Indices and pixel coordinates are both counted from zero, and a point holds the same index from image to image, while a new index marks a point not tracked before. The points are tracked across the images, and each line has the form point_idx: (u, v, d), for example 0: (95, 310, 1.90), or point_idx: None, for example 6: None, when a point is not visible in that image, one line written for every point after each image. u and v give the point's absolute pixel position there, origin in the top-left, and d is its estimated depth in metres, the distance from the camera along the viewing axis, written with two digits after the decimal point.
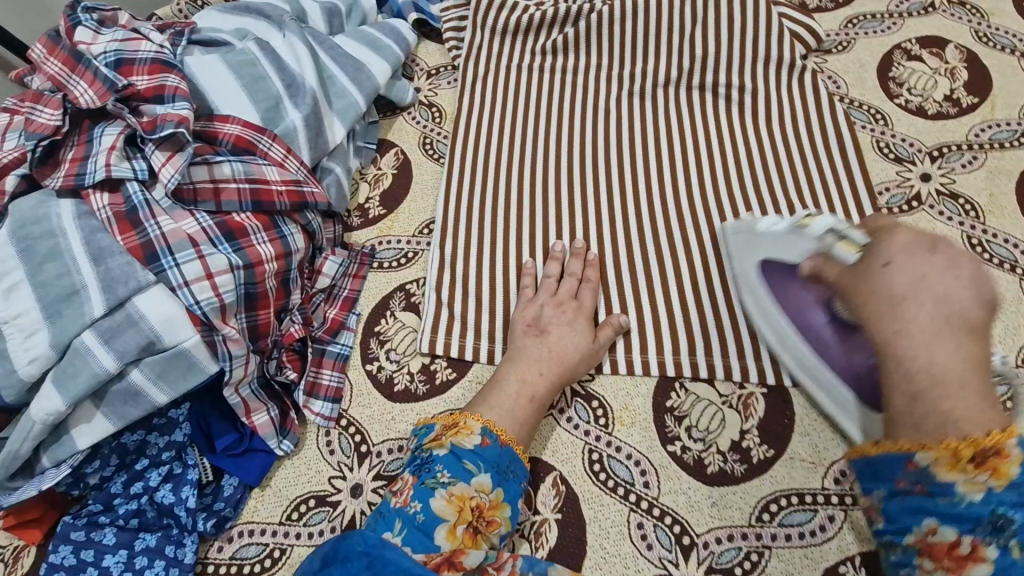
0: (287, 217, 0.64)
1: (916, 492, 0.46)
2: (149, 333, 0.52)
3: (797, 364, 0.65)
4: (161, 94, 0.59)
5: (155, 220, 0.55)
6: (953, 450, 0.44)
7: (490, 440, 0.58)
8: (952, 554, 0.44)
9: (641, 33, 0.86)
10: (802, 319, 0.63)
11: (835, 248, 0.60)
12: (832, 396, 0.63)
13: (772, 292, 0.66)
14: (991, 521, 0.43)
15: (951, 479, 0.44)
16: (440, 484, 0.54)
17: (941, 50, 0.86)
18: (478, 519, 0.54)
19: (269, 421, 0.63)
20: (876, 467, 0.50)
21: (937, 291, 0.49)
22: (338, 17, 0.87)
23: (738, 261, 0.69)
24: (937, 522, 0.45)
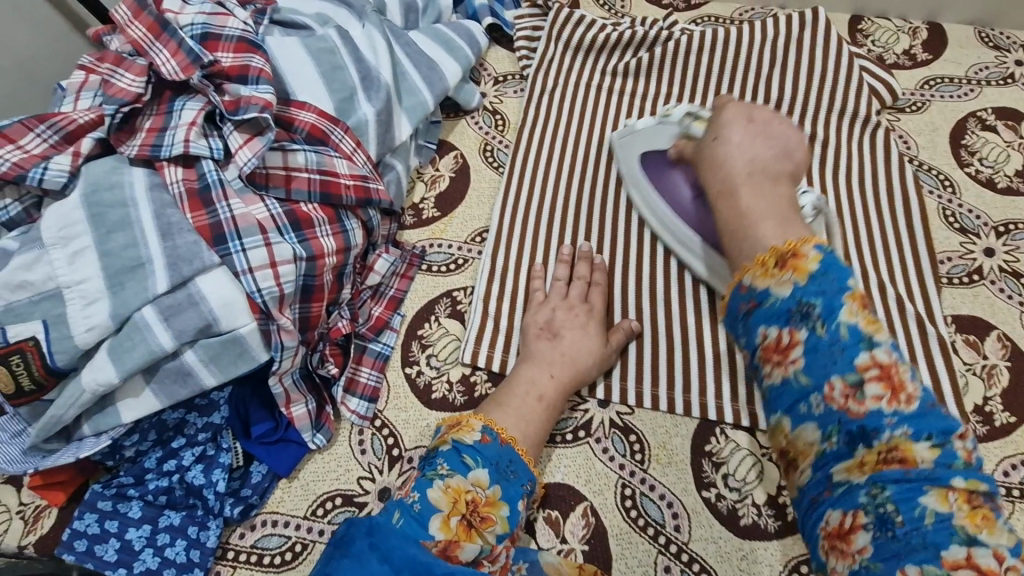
0: (350, 211, 0.63)
1: (751, 309, 0.48)
2: (208, 315, 0.52)
3: (664, 229, 0.75)
4: (245, 75, 0.58)
5: (226, 202, 0.55)
6: (762, 264, 0.48)
7: (490, 438, 0.57)
8: (779, 349, 0.46)
9: (714, 68, 0.85)
10: (671, 195, 0.73)
11: (690, 128, 0.69)
12: (686, 250, 0.73)
13: (650, 180, 0.75)
14: (798, 310, 0.45)
15: (765, 285, 0.47)
16: (439, 476, 0.53)
17: (1016, 123, 0.85)
18: (472, 514, 0.53)
19: (306, 413, 0.62)
20: (731, 311, 0.50)
21: (749, 154, 0.59)
22: (413, 13, 0.86)
23: (624, 161, 0.78)
24: (766, 328, 0.46)
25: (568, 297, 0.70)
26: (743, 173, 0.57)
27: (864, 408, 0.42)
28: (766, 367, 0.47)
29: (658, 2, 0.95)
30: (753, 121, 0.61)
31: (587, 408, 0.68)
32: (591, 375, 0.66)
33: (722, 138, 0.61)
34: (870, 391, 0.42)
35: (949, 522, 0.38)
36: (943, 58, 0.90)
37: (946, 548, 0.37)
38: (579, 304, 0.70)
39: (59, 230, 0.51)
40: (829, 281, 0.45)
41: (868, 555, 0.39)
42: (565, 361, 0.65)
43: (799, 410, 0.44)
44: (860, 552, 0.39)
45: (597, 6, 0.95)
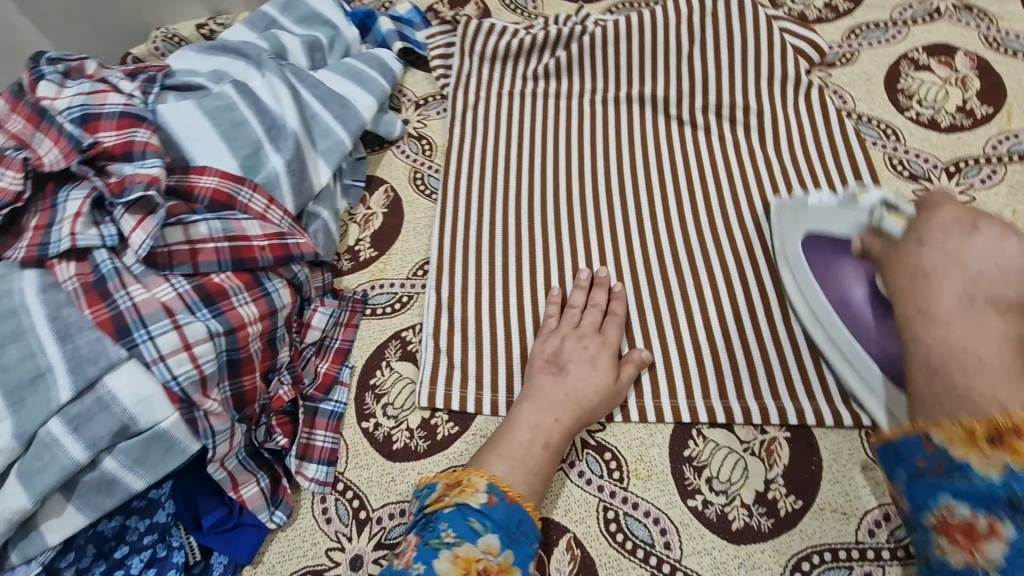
0: (271, 272, 0.59)
1: (937, 473, 0.44)
2: (122, 415, 0.48)
3: (828, 340, 0.63)
4: (130, 151, 0.55)
5: (125, 290, 0.51)
6: (968, 430, 0.42)
7: (496, 499, 0.54)
8: (969, 534, 0.42)
9: (636, 55, 0.83)
10: (840, 293, 0.61)
11: (883, 223, 0.55)
12: (858, 374, 0.61)
13: (812, 267, 0.64)
14: (1007, 500, 0.40)
15: (967, 458, 0.42)
16: (445, 544, 0.50)
17: (950, 58, 0.82)
18: None
19: (259, 492, 0.59)
20: (896, 449, 0.47)
21: (970, 271, 0.48)
22: (319, 50, 0.83)
23: (784, 234, 0.68)
24: (954, 502, 0.43)
25: (581, 326, 0.66)
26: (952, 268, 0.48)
27: None
28: (945, 542, 0.43)
29: None
30: (980, 230, 0.50)
31: None
32: (601, 413, 0.62)
33: (929, 243, 0.51)
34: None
35: None
36: (866, 4, 0.88)
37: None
38: (592, 334, 0.66)
39: None
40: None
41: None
42: (574, 398, 0.61)
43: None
44: None
45: (509, 11, 0.93)
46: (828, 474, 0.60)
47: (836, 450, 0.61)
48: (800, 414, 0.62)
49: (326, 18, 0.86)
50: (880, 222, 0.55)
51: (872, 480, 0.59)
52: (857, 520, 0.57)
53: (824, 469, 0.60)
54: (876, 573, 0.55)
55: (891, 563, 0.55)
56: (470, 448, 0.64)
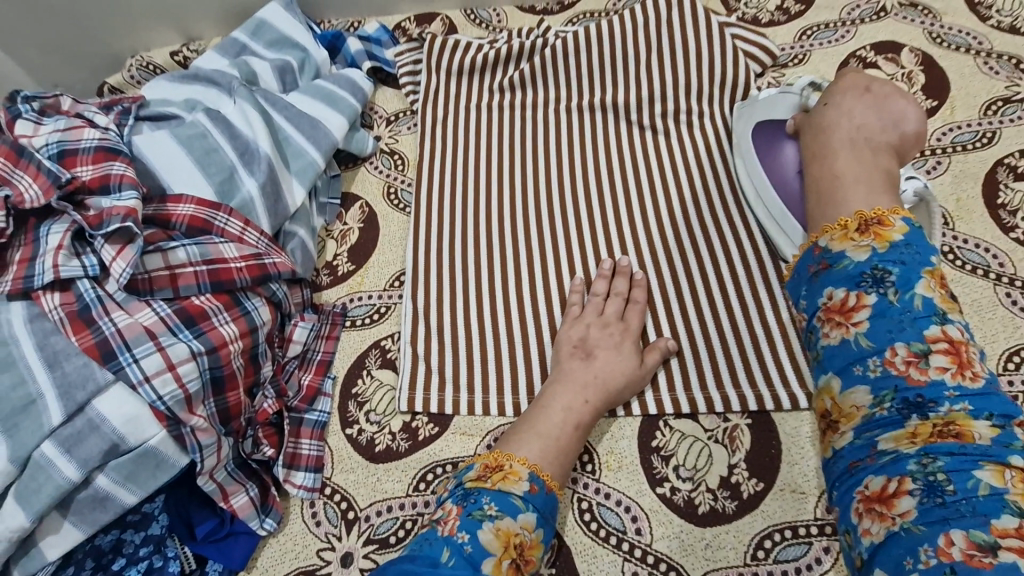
0: (250, 291, 0.62)
1: (822, 271, 0.55)
2: (112, 435, 0.51)
3: (764, 211, 0.73)
4: (107, 184, 0.58)
5: (109, 316, 0.54)
6: (842, 228, 0.55)
7: (537, 487, 0.56)
8: (843, 310, 0.52)
9: (596, 65, 0.86)
10: (773, 160, 0.72)
11: (808, 98, 0.71)
12: (786, 238, 0.70)
13: (756, 146, 0.75)
14: (872, 274, 0.52)
15: (842, 248, 0.54)
16: (488, 516, 0.52)
17: (896, 55, 0.86)
18: (519, 557, 0.52)
19: (248, 501, 0.61)
20: (798, 272, 0.58)
21: (856, 122, 0.62)
22: (290, 74, 0.86)
23: (737, 131, 0.79)
24: (834, 289, 0.53)
25: (606, 314, 0.70)
26: (846, 141, 0.61)
27: (925, 377, 0.48)
28: (827, 327, 0.53)
29: (533, 10, 0.97)
30: (870, 91, 0.63)
31: None
32: (626, 395, 0.66)
33: (832, 104, 0.64)
34: (935, 362, 0.48)
35: (1001, 495, 0.42)
36: (816, 6, 0.91)
37: (996, 517, 0.41)
38: (616, 322, 0.69)
39: None
40: (911, 251, 0.52)
41: (910, 517, 0.44)
42: (600, 382, 0.64)
43: (854, 371, 0.51)
44: (903, 514, 0.44)
45: (475, 27, 0.96)
46: (787, 457, 0.63)
47: (794, 433, 0.64)
48: (758, 401, 0.65)
49: (296, 41, 0.89)
50: (807, 97, 0.71)
51: None
52: (815, 497, 0.61)
53: (783, 452, 0.63)
54: (835, 547, 0.58)
55: None
56: (450, 446, 0.67)
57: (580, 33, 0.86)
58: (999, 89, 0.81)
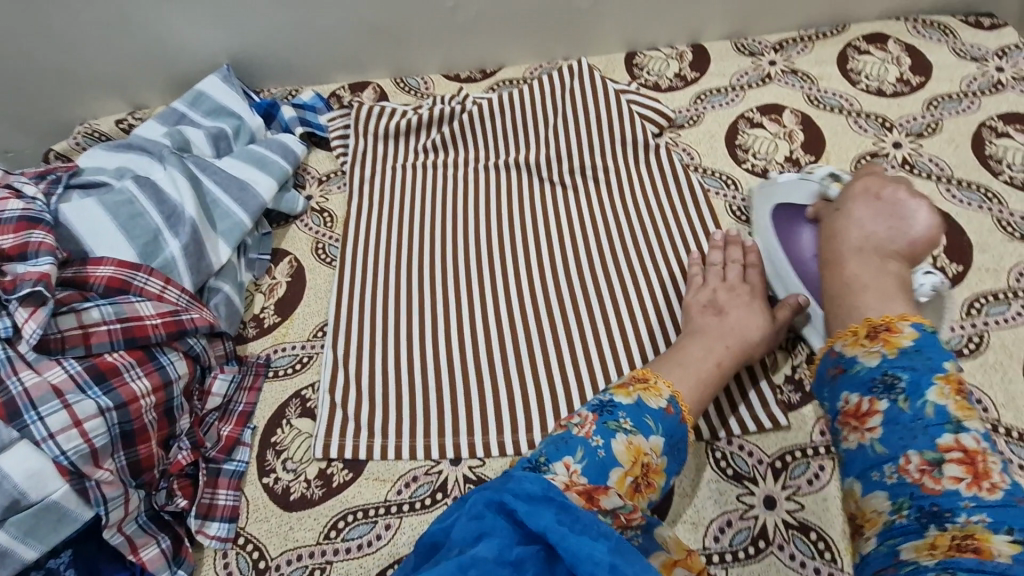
0: (167, 346, 0.66)
1: (839, 374, 0.58)
2: (13, 491, 0.53)
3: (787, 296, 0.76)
4: (25, 251, 0.61)
5: (17, 376, 0.56)
6: (853, 334, 0.59)
7: (673, 411, 0.59)
8: (858, 414, 0.55)
9: (510, 128, 0.94)
10: (795, 250, 0.75)
11: (829, 190, 0.73)
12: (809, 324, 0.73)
13: (777, 231, 0.77)
14: (882, 380, 0.54)
15: (854, 353, 0.58)
16: (624, 429, 0.55)
17: (779, 115, 0.96)
18: (643, 476, 0.54)
19: (159, 553, 0.63)
20: (820, 374, 0.61)
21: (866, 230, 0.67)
22: (224, 140, 0.92)
23: (756, 209, 0.82)
24: (849, 393, 0.56)
25: (728, 279, 0.76)
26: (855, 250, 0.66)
27: (939, 486, 0.49)
28: (845, 431, 0.55)
29: (456, 78, 1.07)
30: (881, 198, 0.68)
31: (440, 470, 0.71)
32: (762, 345, 0.71)
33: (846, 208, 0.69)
34: (949, 471, 0.49)
35: None
36: (708, 73, 1.02)
37: None
38: (738, 284, 0.75)
39: None
40: (921, 358, 0.55)
41: None
42: (735, 334, 0.70)
43: (872, 476, 0.52)
44: None
45: (404, 93, 1.05)
46: (680, 489, 0.67)
47: (685, 466, 0.69)
48: None
49: (232, 110, 0.95)
50: (826, 188, 0.73)
51: (716, 490, 0.67)
52: (704, 527, 0.65)
53: (675, 485, 0.68)
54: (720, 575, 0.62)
55: (733, 563, 0.63)
56: (363, 492, 0.70)
57: (498, 99, 0.94)
58: (867, 145, 0.92)
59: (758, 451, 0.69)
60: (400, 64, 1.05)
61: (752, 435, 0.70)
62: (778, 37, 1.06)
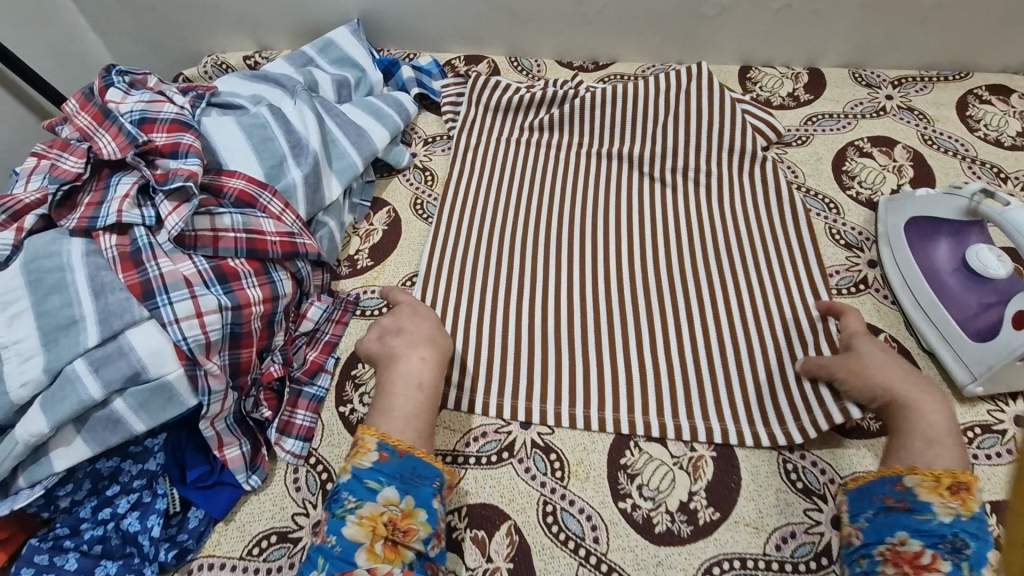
0: (278, 264, 0.69)
1: (899, 509, 0.56)
2: (136, 364, 0.56)
3: (915, 304, 0.77)
4: (176, 150, 0.66)
5: (155, 261, 0.60)
6: (935, 478, 0.56)
7: (387, 453, 0.59)
8: (914, 562, 0.52)
9: (618, 119, 0.95)
10: (928, 262, 0.77)
11: (981, 206, 0.70)
12: (935, 331, 0.75)
13: (910, 242, 0.79)
14: (951, 540, 0.52)
15: (929, 499, 0.55)
16: (347, 510, 0.56)
17: (890, 148, 0.95)
18: (394, 531, 0.56)
19: (240, 455, 0.65)
20: (867, 491, 0.59)
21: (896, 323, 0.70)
22: (346, 88, 0.96)
23: (888, 219, 0.83)
24: (909, 536, 0.54)
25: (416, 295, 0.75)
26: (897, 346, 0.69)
27: None
28: (889, 568, 0.53)
29: (569, 66, 1.09)
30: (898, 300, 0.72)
31: (510, 430, 0.72)
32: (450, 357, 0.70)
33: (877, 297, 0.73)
34: None
35: None
36: (822, 97, 1.02)
37: None
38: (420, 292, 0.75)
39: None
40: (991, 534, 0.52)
41: None
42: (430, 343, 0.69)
43: None
44: None
45: (516, 72, 1.07)
46: (745, 492, 0.67)
47: (754, 472, 0.68)
48: (723, 435, 0.70)
49: (356, 62, 1.00)
50: (977, 205, 0.70)
51: (784, 500, 0.66)
52: (767, 533, 0.64)
53: (742, 488, 0.67)
54: None
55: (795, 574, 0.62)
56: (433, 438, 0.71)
57: (612, 89, 0.95)
58: None
59: (831, 471, 0.68)
60: (516, 45, 1.08)
61: (826, 452, 0.69)
62: (898, 72, 1.05)
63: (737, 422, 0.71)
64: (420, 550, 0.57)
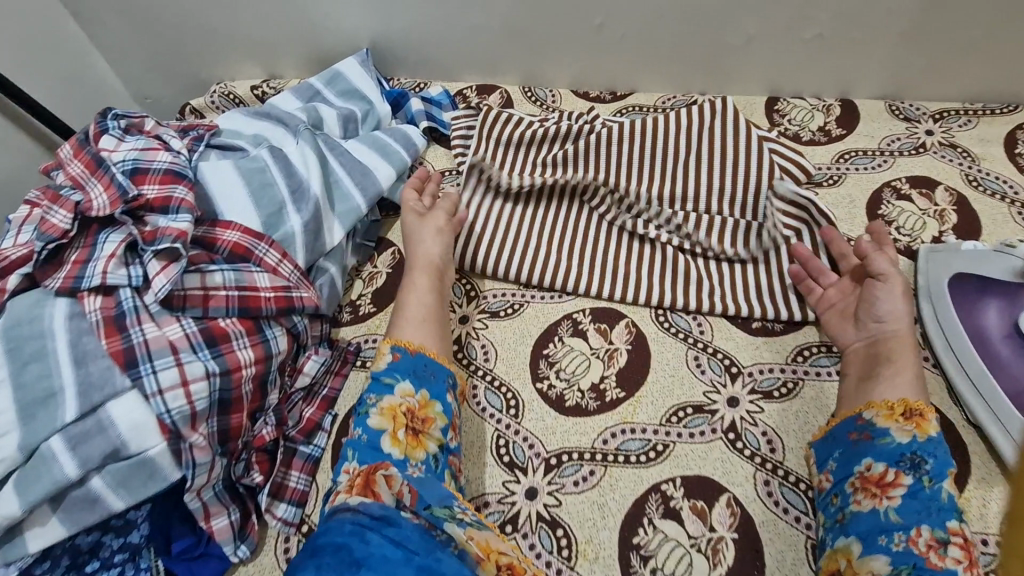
0: (274, 320, 0.66)
1: (863, 440, 0.63)
2: (116, 440, 0.53)
3: (960, 370, 0.71)
4: (167, 205, 0.63)
5: (140, 326, 0.57)
6: (887, 407, 0.63)
7: (400, 355, 0.67)
8: (880, 482, 0.60)
9: (635, 157, 0.89)
10: (975, 325, 0.71)
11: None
12: (983, 403, 0.68)
13: (955, 302, 0.73)
14: (909, 458, 0.60)
15: (887, 426, 0.62)
16: (370, 406, 0.62)
17: (931, 191, 0.88)
18: (413, 421, 0.62)
19: (228, 525, 0.62)
20: (832, 434, 0.65)
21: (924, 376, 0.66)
22: (353, 122, 0.93)
23: (929, 274, 0.77)
24: (874, 461, 0.61)
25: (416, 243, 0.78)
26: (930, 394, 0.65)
27: (942, 563, 0.54)
28: (860, 495, 0.60)
29: (586, 95, 1.04)
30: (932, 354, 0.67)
31: (513, 501, 0.67)
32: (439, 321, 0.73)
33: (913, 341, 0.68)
34: (952, 551, 0.54)
35: None
36: (856, 132, 0.95)
37: None
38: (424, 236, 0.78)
39: None
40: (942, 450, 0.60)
41: None
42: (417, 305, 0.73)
43: (877, 540, 0.57)
44: None
45: (530, 103, 1.03)
46: None
47: (782, 558, 0.62)
48: (746, 515, 0.65)
49: (364, 94, 0.96)
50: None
51: None
52: None
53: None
54: None
55: None
56: None
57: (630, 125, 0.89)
58: None
59: None
60: (530, 74, 1.04)
61: None
62: (940, 105, 0.98)
63: (759, 498, 0.66)
64: (440, 437, 0.63)
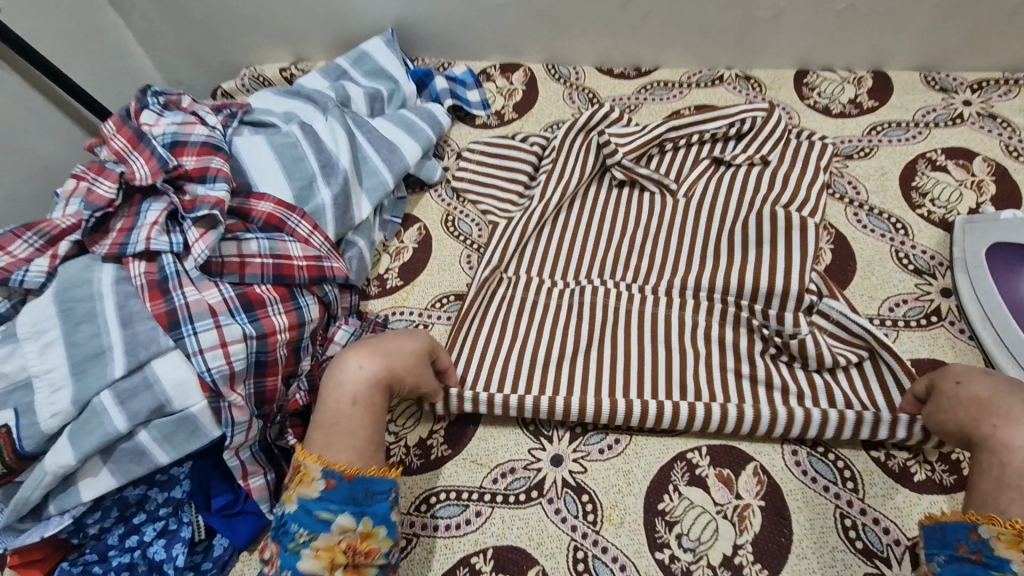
0: (306, 289, 0.67)
1: (974, 562, 0.47)
2: (161, 396, 0.56)
3: (997, 341, 0.69)
4: (205, 174, 0.66)
5: (181, 289, 0.60)
6: (1017, 529, 0.45)
7: (334, 480, 0.53)
8: None
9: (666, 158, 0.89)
10: (1012, 296, 0.70)
11: None
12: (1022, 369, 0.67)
13: (995, 272, 0.72)
14: None
15: (1009, 556, 0.45)
16: (300, 545, 0.51)
17: (968, 162, 0.85)
18: (353, 556, 0.52)
19: (265, 484, 0.63)
20: (942, 530, 0.50)
21: None
22: (379, 101, 0.95)
23: (965, 245, 0.76)
24: None
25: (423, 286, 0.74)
26: None
27: None
28: None
29: (611, 73, 1.04)
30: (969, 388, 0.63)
31: (539, 468, 0.68)
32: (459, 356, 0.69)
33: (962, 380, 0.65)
34: None
35: None
36: (889, 104, 0.93)
37: None
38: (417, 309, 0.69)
39: (34, 324, 0.56)
40: None
41: None
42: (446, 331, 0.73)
43: None
44: None
45: (554, 81, 1.03)
46: (798, 549, 0.60)
47: (809, 525, 0.62)
48: (771, 483, 0.64)
49: (390, 73, 0.98)
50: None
51: (842, 560, 0.59)
52: None
53: (794, 543, 0.61)
54: None
55: None
56: (459, 473, 0.69)
57: (639, 174, 0.86)
58: None
59: (894, 529, 0.60)
60: (554, 51, 1.04)
61: (887, 508, 0.62)
62: (978, 75, 0.94)
63: (788, 468, 0.65)
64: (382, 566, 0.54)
